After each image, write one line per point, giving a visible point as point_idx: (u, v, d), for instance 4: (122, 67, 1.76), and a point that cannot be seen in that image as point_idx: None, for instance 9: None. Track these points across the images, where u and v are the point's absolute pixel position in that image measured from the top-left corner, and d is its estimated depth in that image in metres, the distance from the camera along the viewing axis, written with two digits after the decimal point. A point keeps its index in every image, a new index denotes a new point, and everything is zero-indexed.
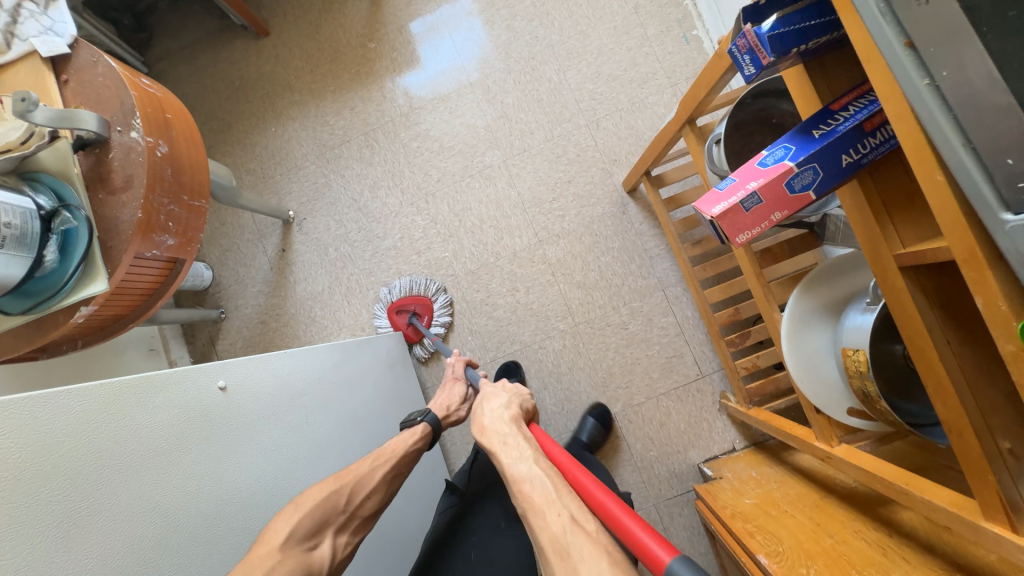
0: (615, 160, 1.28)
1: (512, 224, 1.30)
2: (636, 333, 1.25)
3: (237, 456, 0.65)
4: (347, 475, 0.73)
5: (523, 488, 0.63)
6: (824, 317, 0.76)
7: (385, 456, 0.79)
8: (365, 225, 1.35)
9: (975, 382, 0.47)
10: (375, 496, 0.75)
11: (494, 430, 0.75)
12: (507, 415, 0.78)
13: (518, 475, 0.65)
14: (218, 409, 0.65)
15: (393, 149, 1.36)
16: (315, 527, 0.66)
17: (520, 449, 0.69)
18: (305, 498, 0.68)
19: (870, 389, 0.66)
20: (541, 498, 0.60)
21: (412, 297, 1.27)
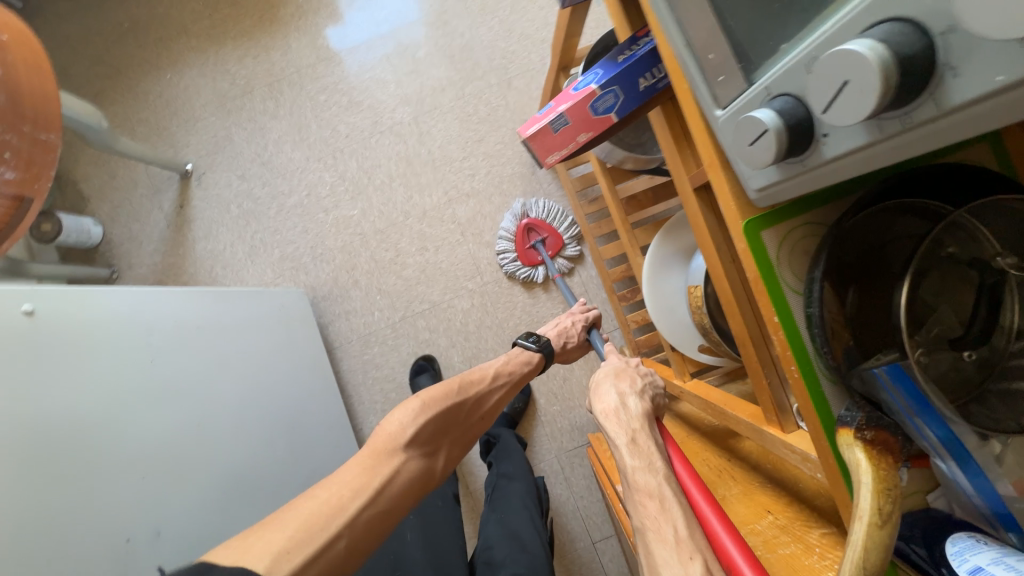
0: (525, 121, 1.29)
1: (423, 182, 1.29)
2: (543, 292, 1.28)
3: (65, 385, 0.60)
4: (470, 390, 0.79)
5: (648, 505, 0.48)
6: (679, 260, 0.81)
7: (501, 376, 0.85)
8: (270, 181, 1.30)
9: (750, 296, 0.52)
10: (486, 416, 0.82)
11: (623, 422, 0.58)
12: (636, 409, 0.61)
13: (645, 491, 0.49)
14: (31, 333, 0.60)
15: (300, 102, 1.31)
16: (438, 431, 0.72)
17: (651, 457, 0.53)
18: (430, 403, 0.72)
19: (705, 322, 0.71)
20: (670, 526, 0.46)
21: (548, 224, 1.23)
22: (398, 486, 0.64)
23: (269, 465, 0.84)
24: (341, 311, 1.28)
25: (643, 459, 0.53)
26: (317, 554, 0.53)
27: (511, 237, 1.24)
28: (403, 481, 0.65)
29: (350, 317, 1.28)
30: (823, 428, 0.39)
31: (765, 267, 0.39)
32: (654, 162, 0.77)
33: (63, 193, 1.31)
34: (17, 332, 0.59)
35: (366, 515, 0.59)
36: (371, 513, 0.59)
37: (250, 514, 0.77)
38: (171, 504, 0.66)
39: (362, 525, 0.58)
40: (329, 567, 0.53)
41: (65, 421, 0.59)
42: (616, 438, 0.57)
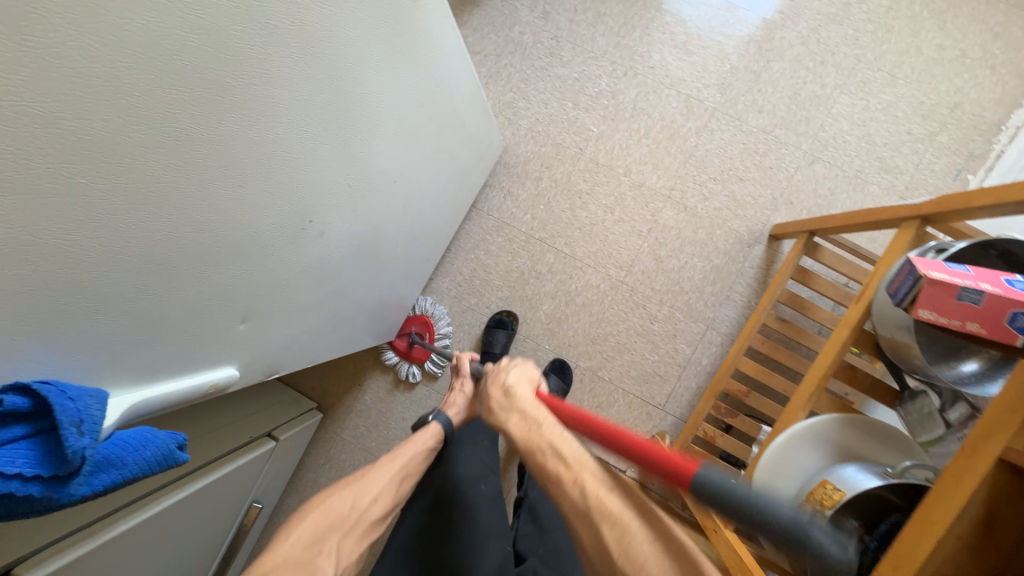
0: (789, 202, 1.19)
1: (665, 162, 1.22)
2: (653, 334, 1.23)
3: (382, 71, 0.59)
4: (344, 484, 0.71)
5: (539, 456, 0.64)
6: (832, 451, 0.75)
7: (394, 455, 0.77)
8: (561, 40, 1.24)
9: (939, 574, 0.47)
10: (382, 500, 0.72)
11: (501, 403, 0.70)
12: (518, 391, 0.70)
13: (529, 445, 0.65)
14: (403, 13, 0.59)
15: (648, 4, 1.22)
16: (321, 531, 0.65)
17: (531, 420, 0.66)
18: (307, 511, 0.67)
19: (814, 518, 0.68)
20: (560, 468, 0.62)
21: (414, 319, 1.25)
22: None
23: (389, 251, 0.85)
24: (505, 187, 1.26)
25: (524, 424, 0.67)
26: None
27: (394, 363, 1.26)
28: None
29: (507, 198, 1.26)
30: None
31: None
32: (910, 365, 0.70)
33: None
34: (400, 5, 0.57)
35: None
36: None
37: (358, 273, 0.79)
38: (344, 217, 0.67)
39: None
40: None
41: (363, 98, 0.58)
42: (495, 413, 0.70)
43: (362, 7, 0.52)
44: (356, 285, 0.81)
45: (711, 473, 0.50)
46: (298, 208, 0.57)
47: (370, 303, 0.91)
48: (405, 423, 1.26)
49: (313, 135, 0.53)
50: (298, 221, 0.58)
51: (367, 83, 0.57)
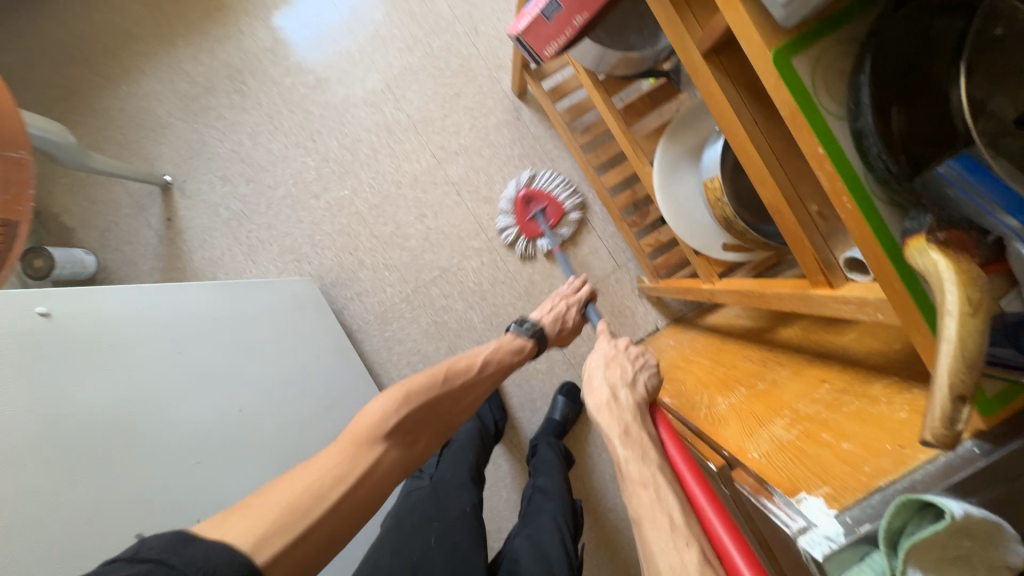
0: (500, 65, 1.24)
1: (408, 149, 1.25)
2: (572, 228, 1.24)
3: (101, 376, 0.59)
4: (454, 378, 0.74)
5: (638, 492, 0.51)
6: (690, 163, 0.79)
7: (485, 367, 0.79)
8: (254, 176, 1.26)
9: (780, 154, 0.50)
10: (473, 403, 0.76)
11: (615, 415, 0.61)
12: (628, 401, 0.63)
13: (637, 477, 0.52)
14: (49, 335, 0.56)
15: (266, 89, 1.25)
16: (418, 422, 0.67)
17: (645, 447, 0.55)
18: (413, 394, 0.67)
19: (728, 213, 0.70)
20: (663, 520, 0.48)
21: (549, 195, 1.21)
22: (380, 474, 0.59)
23: (317, 443, 0.84)
24: (352, 294, 1.26)
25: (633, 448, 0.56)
26: (300, 537, 0.50)
27: (509, 212, 1.22)
28: (389, 463, 0.61)
29: (363, 298, 1.26)
30: (884, 248, 0.37)
31: (801, 97, 0.37)
32: (648, 60, 0.73)
33: (45, 226, 1.25)
34: (41, 330, 0.56)
35: (350, 500, 0.55)
36: (352, 498, 0.55)
37: None
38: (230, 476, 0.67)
39: (344, 510, 0.54)
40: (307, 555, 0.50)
41: (110, 411, 0.58)
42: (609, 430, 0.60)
43: (10, 374, 0.51)
44: None
45: None
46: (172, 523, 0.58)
47: None
48: (512, 500, 1.23)
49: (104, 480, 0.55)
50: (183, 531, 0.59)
51: (94, 400, 0.57)
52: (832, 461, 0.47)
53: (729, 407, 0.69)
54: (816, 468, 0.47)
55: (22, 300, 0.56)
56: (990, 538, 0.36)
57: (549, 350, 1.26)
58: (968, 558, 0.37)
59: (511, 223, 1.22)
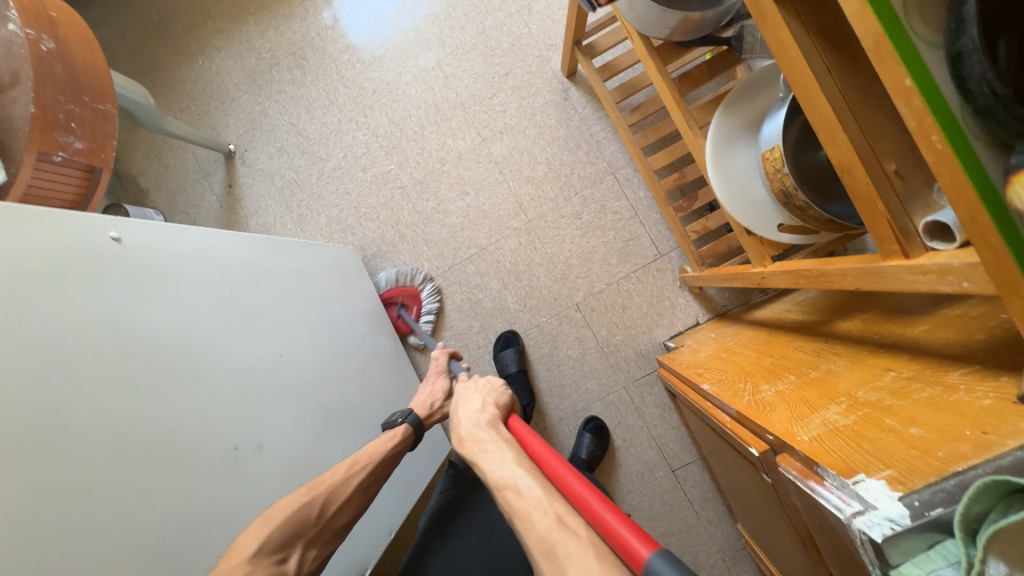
0: (551, 45, 1.23)
1: (455, 126, 1.27)
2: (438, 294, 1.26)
3: (159, 302, 0.62)
4: (319, 484, 0.66)
5: (506, 494, 0.59)
6: (747, 136, 0.74)
7: (363, 461, 0.72)
8: (308, 148, 1.32)
9: (857, 107, 0.45)
10: (350, 506, 0.69)
11: (473, 440, 0.70)
12: (484, 419, 0.73)
13: (501, 480, 0.61)
14: (117, 258, 0.60)
15: (325, 64, 1.31)
16: (290, 535, 0.61)
17: (502, 455, 0.65)
18: (276, 511, 0.62)
19: (788, 186, 0.65)
20: (525, 503, 0.56)
21: (399, 288, 1.25)
22: None
23: (349, 399, 0.86)
24: (391, 267, 1.29)
25: (493, 461, 0.65)
26: None
27: (376, 318, 1.26)
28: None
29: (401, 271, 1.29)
30: (982, 198, 0.33)
31: (891, 22, 0.33)
32: (707, 24, 0.69)
33: (125, 187, 1.37)
34: (110, 253, 0.60)
35: None
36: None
37: (339, 438, 0.79)
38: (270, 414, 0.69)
39: None
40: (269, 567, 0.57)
41: (162, 335, 0.60)
42: (472, 453, 0.68)
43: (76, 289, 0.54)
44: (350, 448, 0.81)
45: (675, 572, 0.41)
46: (210, 450, 0.61)
47: None
48: None
49: (151, 399, 0.57)
50: (220, 459, 0.61)
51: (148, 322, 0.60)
52: (898, 446, 0.42)
53: (775, 394, 0.64)
54: (878, 453, 0.42)
55: (95, 225, 0.60)
56: None
57: (581, 337, 1.23)
58: None
59: None
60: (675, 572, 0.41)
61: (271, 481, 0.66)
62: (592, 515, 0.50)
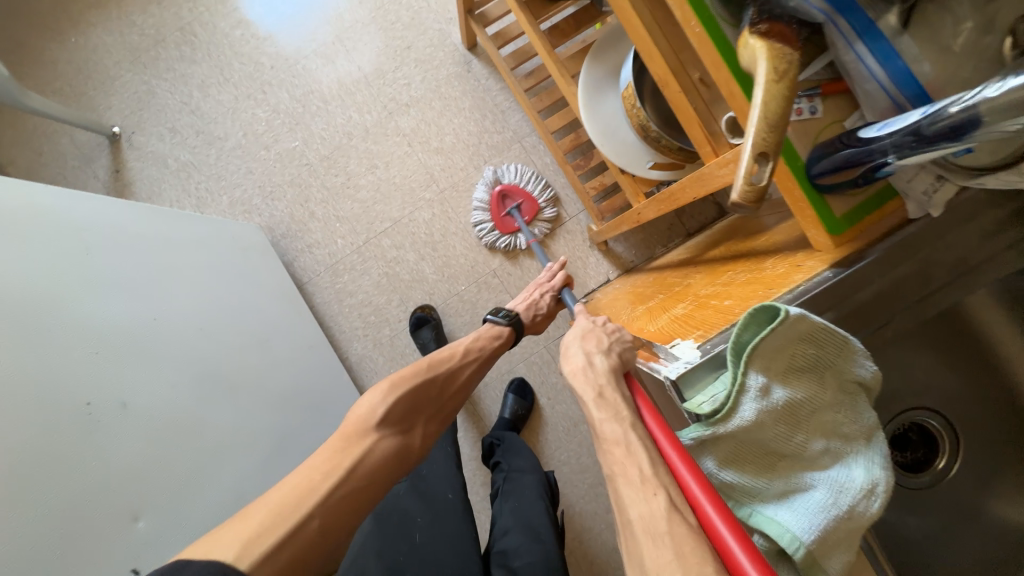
0: (450, 19, 1.25)
1: (360, 100, 1.26)
2: (556, 213, 1.25)
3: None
4: (439, 365, 0.73)
5: (616, 454, 0.39)
6: (613, 81, 0.79)
7: (469, 352, 0.78)
8: (203, 128, 1.26)
9: (663, 23, 0.50)
10: (460, 392, 0.76)
11: (587, 378, 0.47)
12: (604, 368, 0.48)
13: (605, 438, 0.41)
14: None
15: (216, 40, 1.26)
16: (409, 408, 0.67)
17: (617, 407, 0.43)
18: (401, 382, 0.67)
19: (643, 119, 0.70)
20: (634, 476, 0.37)
21: (525, 191, 1.22)
22: (371, 459, 0.60)
23: (244, 369, 0.82)
24: (303, 246, 1.25)
25: (610, 411, 0.44)
26: (285, 538, 0.50)
27: (485, 205, 1.23)
28: (382, 451, 0.62)
29: (314, 250, 1.25)
30: (731, 72, 0.38)
31: None
32: None
33: None
34: None
35: (341, 490, 0.56)
36: (347, 489, 0.56)
37: (229, 405, 0.76)
38: (137, 374, 0.64)
39: (334, 500, 0.54)
40: (303, 546, 0.51)
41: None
42: (583, 398, 0.46)
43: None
44: (246, 416, 0.78)
45: None
46: (55, 407, 0.55)
47: (292, 416, 0.87)
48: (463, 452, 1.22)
49: None
50: (68, 415, 0.56)
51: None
52: (713, 315, 0.47)
53: (647, 309, 0.70)
54: (697, 324, 0.47)
55: None
56: (840, 350, 0.37)
57: (501, 302, 1.26)
58: (818, 368, 0.37)
59: (483, 216, 1.23)
60: None
61: (137, 442, 0.61)
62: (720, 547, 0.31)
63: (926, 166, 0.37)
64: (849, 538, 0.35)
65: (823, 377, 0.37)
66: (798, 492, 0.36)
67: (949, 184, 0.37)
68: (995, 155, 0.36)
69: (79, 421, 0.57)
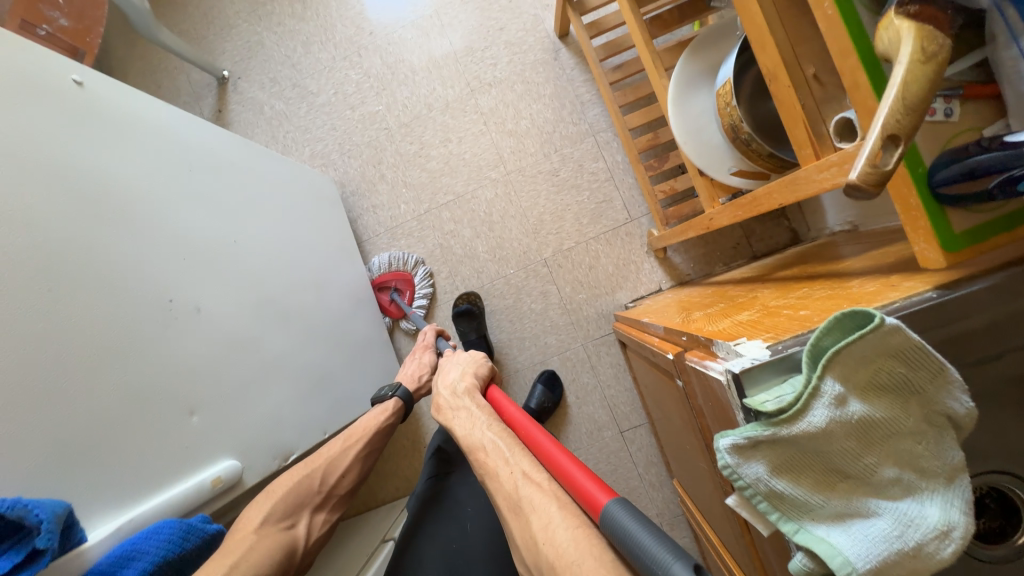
0: (546, 6, 1.26)
1: (446, 75, 1.29)
2: (430, 285, 1.27)
3: (113, 148, 0.63)
4: (318, 460, 0.78)
5: (479, 456, 0.62)
6: (708, 79, 0.76)
7: (357, 435, 0.84)
8: (300, 81, 1.34)
9: (786, 11, 0.48)
10: (348, 475, 0.81)
11: (450, 402, 0.74)
12: (460, 388, 0.75)
13: (473, 443, 0.64)
14: (81, 101, 0.62)
15: (326, 1, 1.33)
16: (293, 504, 0.72)
17: (472, 418, 0.68)
18: (278, 485, 0.73)
19: (736, 119, 0.67)
20: (497, 460, 0.59)
21: (393, 273, 1.26)
22: (257, 554, 0.63)
23: (302, 304, 0.87)
24: (369, 206, 1.31)
25: (468, 425, 0.68)
26: None
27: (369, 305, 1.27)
28: (268, 545, 0.65)
29: (378, 211, 1.31)
30: (860, 60, 0.36)
31: None
32: None
33: None
34: (72, 96, 0.61)
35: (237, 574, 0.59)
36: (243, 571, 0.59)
37: (282, 334, 0.80)
38: (213, 286, 0.70)
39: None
40: None
41: (116, 180, 0.62)
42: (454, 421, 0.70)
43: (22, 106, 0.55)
44: (297, 347, 0.83)
45: (637, 525, 0.39)
46: (143, 297, 0.61)
47: (335, 357, 0.91)
48: None
49: (92, 230, 0.58)
50: (153, 306, 0.62)
51: (97, 162, 0.61)
52: (785, 323, 0.44)
53: (703, 314, 0.67)
54: (767, 328, 0.45)
55: (59, 64, 0.61)
56: (933, 376, 0.34)
57: (546, 292, 1.25)
58: (903, 391, 0.34)
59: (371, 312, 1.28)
60: (631, 515, 0.41)
61: (201, 344, 0.67)
62: (560, 470, 0.50)
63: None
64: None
65: (908, 402, 0.34)
66: (855, 517, 0.33)
67: None
68: None
69: (161, 314, 0.63)
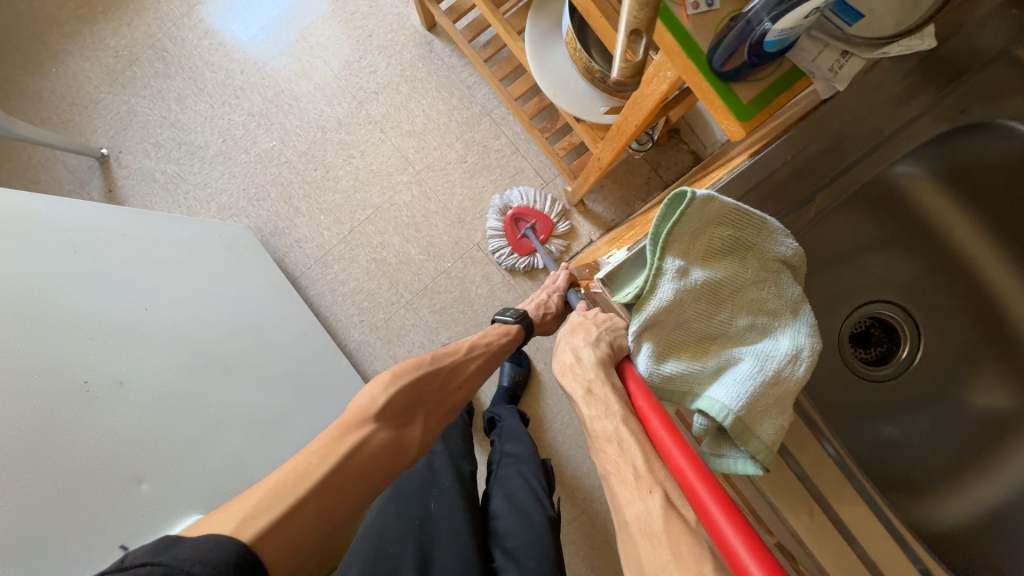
0: (408, 3, 1.28)
1: (329, 94, 1.29)
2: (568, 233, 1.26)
3: None
4: (442, 358, 0.74)
5: (609, 448, 0.39)
6: (557, 32, 0.81)
7: (478, 349, 0.80)
8: (185, 139, 1.30)
9: None
10: (461, 388, 0.76)
11: (575, 374, 0.46)
12: (591, 359, 0.46)
13: (603, 436, 0.40)
14: None
15: (187, 53, 1.30)
16: (409, 402, 0.67)
17: (608, 401, 0.42)
18: (401, 373, 0.67)
19: (587, 61, 0.71)
20: (628, 460, 0.37)
21: (534, 210, 1.23)
22: (367, 452, 0.60)
23: (240, 352, 0.87)
24: (292, 242, 1.29)
25: (598, 406, 0.42)
26: (284, 515, 0.51)
27: (499, 231, 1.24)
28: (378, 442, 0.61)
29: (302, 244, 1.29)
30: None
31: None
32: None
33: None
34: None
35: (337, 476, 0.56)
36: (341, 475, 0.56)
37: (224, 385, 0.80)
38: (134, 357, 0.69)
39: (331, 484, 0.55)
40: (299, 527, 0.52)
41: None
42: (573, 395, 0.46)
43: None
44: (244, 394, 0.82)
45: None
46: (55, 381, 0.59)
47: (289, 395, 0.91)
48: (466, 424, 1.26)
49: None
50: (72, 394, 0.60)
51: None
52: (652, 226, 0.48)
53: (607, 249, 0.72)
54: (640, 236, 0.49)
55: None
56: (757, 231, 0.38)
57: (488, 274, 1.28)
58: (737, 249, 0.38)
59: (501, 241, 1.24)
60: None
61: (135, 416, 0.65)
62: (690, 489, 0.34)
63: (829, 45, 0.38)
64: (779, 404, 0.36)
65: (745, 258, 0.39)
66: (728, 368, 0.38)
67: (855, 59, 0.38)
68: (898, 25, 0.38)
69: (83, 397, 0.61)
